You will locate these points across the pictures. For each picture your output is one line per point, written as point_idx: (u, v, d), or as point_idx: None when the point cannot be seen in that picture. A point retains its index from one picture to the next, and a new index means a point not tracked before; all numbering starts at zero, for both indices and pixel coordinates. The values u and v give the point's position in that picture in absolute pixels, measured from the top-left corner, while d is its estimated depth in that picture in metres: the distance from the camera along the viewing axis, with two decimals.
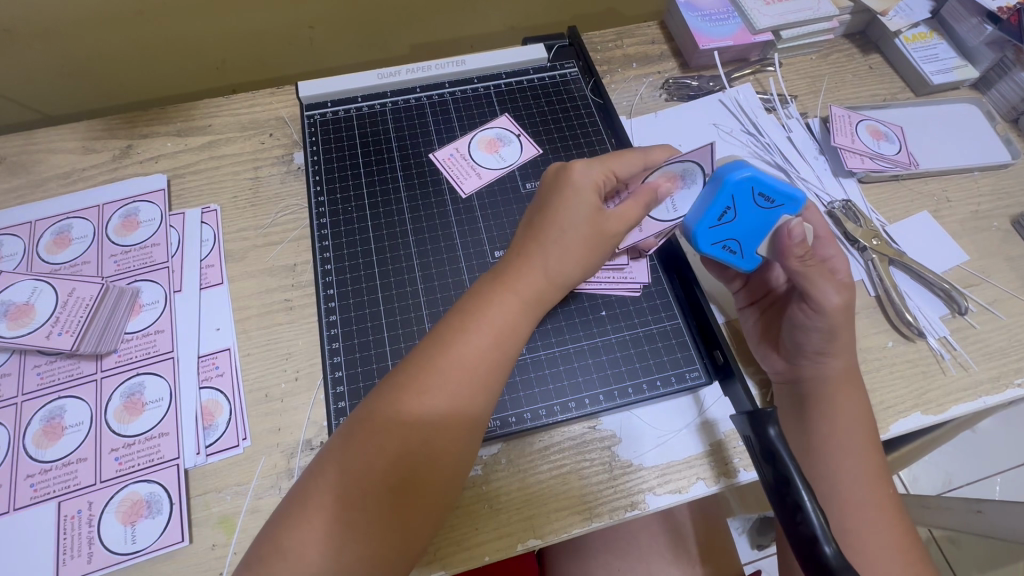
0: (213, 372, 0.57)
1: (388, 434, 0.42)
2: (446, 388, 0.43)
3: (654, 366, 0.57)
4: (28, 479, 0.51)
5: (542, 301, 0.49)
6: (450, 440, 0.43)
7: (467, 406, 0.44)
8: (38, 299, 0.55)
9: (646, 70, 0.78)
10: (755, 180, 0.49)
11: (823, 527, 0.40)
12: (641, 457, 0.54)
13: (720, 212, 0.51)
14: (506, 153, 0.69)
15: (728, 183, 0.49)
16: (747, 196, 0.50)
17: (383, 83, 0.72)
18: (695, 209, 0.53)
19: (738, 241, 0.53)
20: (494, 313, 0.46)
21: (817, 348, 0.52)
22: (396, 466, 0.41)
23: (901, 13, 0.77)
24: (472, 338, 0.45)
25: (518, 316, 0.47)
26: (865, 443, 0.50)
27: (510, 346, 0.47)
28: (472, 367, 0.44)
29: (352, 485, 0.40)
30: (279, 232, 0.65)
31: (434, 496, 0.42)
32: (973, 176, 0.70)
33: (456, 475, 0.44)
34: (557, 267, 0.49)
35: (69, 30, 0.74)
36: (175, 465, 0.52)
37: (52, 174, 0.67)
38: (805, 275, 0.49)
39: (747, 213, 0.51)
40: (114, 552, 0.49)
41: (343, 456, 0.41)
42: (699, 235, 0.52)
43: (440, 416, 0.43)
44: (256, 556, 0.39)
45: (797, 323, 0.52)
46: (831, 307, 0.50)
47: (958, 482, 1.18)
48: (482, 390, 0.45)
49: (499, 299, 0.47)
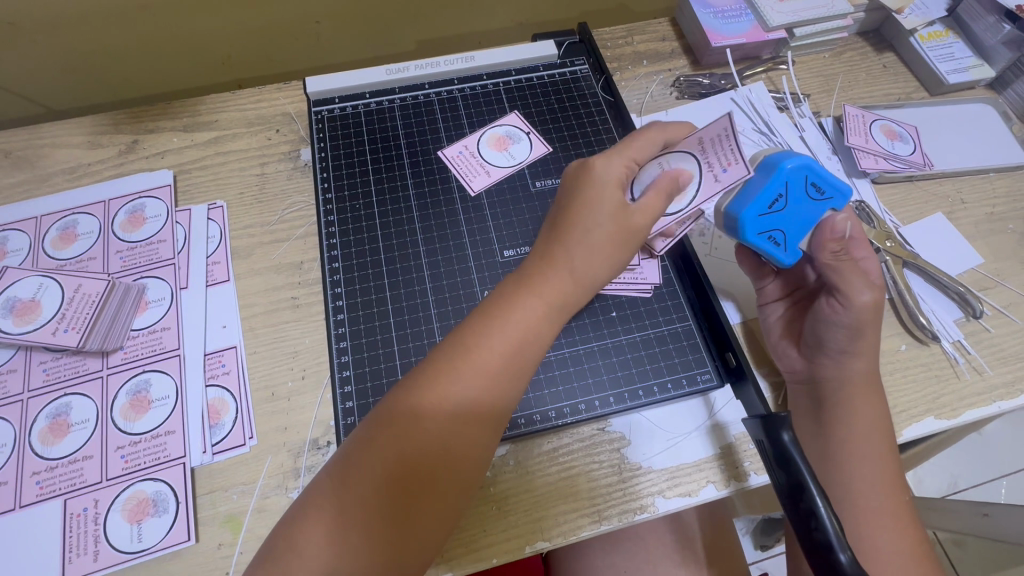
0: (219, 370, 0.56)
1: (406, 435, 0.41)
2: (464, 391, 0.43)
3: (666, 368, 0.57)
4: (34, 476, 0.51)
5: (564, 302, 0.48)
6: (469, 447, 0.43)
7: (485, 411, 0.43)
8: (43, 295, 0.55)
9: (657, 67, 0.77)
10: (811, 167, 0.48)
11: (838, 534, 0.39)
12: (651, 459, 0.53)
13: (772, 198, 0.49)
14: (515, 151, 0.68)
15: (785, 168, 0.48)
16: (800, 184, 0.49)
17: (392, 79, 0.71)
18: (741, 197, 0.50)
19: (785, 233, 0.50)
20: (516, 313, 0.46)
21: (843, 348, 0.51)
22: (412, 470, 0.41)
23: (917, 11, 0.76)
24: (491, 339, 0.45)
25: (539, 318, 0.47)
26: (879, 448, 0.50)
27: (529, 349, 0.46)
28: (491, 370, 0.44)
29: (366, 484, 0.40)
30: (285, 229, 0.64)
31: (450, 501, 0.42)
32: (989, 177, 0.69)
33: (472, 481, 0.43)
34: (581, 266, 0.48)
35: (74, 22, 0.74)
36: (181, 463, 0.52)
37: (57, 169, 0.67)
38: (838, 268, 0.50)
39: (796, 203, 0.49)
40: (120, 551, 0.48)
41: (358, 455, 0.41)
42: (748, 221, 0.49)
43: (457, 420, 0.43)
44: (267, 556, 0.39)
45: (823, 318, 0.52)
46: (861, 304, 0.50)
47: (964, 484, 1.17)
48: (501, 395, 0.44)
49: (520, 301, 0.46)
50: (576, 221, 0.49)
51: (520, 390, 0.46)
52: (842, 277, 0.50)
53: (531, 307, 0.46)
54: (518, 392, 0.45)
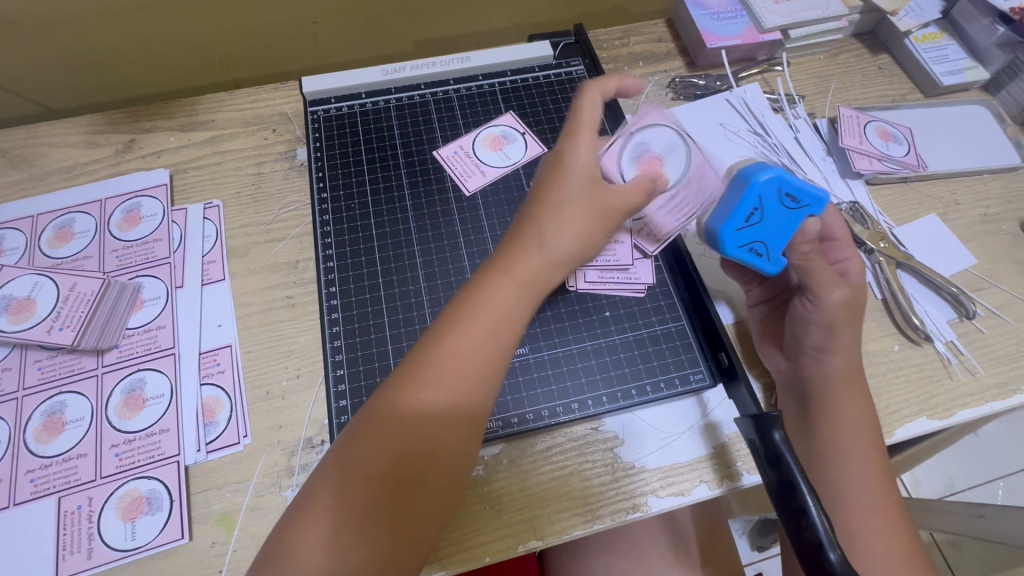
0: (214, 369, 0.57)
1: (391, 434, 0.41)
2: (443, 383, 0.43)
3: (659, 367, 0.57)
4: (29, 474, 0.51)
5: (539, 283, 0.48)
6: (452, 438, 0.43)
7: (467, 403, 0.44)
8: (39, 293, 0.55)
9: (653, 68, 0.77)
10: (781, 179, 0.49)
11: (828, 532, 0.39)
12: (644, 458, 0.54)
13: (747, 213, 0.50)
14: (511, 151, 0.69)
15: (757, 181, 0.49)
16: (774, 196, 0.50)
17: (387, 79, 0.72)
18: (719, 213, 0.52)
19: (766, 244, 0.51)
20: (491, 300, 0.46)
21: (817, 345, 0.52)
22: (397, 466, 0.41)
23: (911, 13, 0.76)
24: (469, 330, 0.45)
25: (515, 303, 0.47)
26: (870, 449, 0.50)
27: (507, 334, 0.46)
28: (469, 359, 0.44)
29: (354, 485, 0.40)
30: (282, 228, 0.65)
31: (437, 497, 0.42)
32: (983, 178, 0.70)
33: (459, 473, 0.43)
34: (553, 245, 0.48)
35: (70, 21, 0.74)
36: (176, 461, 0.52)
37: (54, 167, 0.67)
38: (804, 265, 0.52)
39: (773, 214, 0.50)
40: (114, 549, 0.48)
41: (346, 457, 0.41)
42: (726, 236, 0.51)
43: (440, 413, 0.43)
44: (264, 559, 0.39)
45: (796, 317, 0.53)
46: (830, 301, 0.51)
47: (961, 486, 1.18)
48: (480, 383, 0.44)
49: (493, 285, 0.47)
50: (550, 211, 0.49)
51: (500, 375, 0.46)
52: (811, 276, 0.51)
53: (504, 288, 0.46)
54: (498, 378, 0.46)
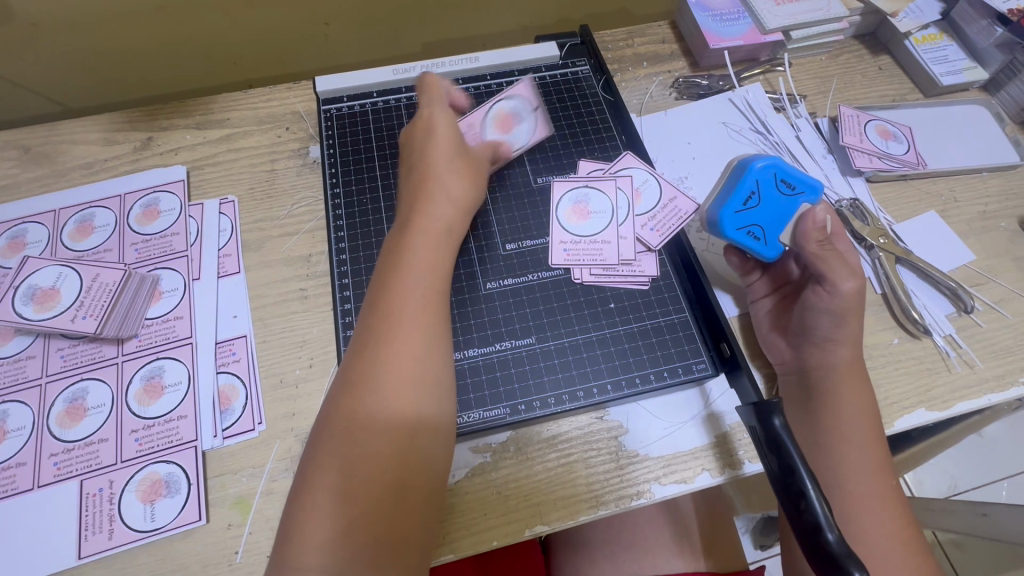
0: (230, 358, 0.58)
1: (359, 389, 0.45)
2: (399, 337, 0.47)
3: (662, 357, 0.58)
4: (52, 457, 0.53)
5: (448, 231, 0.55)
6: (415, 387, 0.46)
7: (425, 351, 0.47)
8: (63, 283, 0.57)
9: (657, 68, 0.79)
10: (777, 167, 0.56)
11: (826, 514, 0.41)
12: (648, 446, 0.55)
13: (745, 196, 0.56)
14: (517, 131, 0.69)
15: (752, 169, 0.56)
16: (770, 181, 0.56)
17: (398, 78, 0.74)
18: (720, 200, 0.58)
19: (762, 227, 0.56)
20: (414, 250, 0.52)
21: (827, 335, 0.53)
22: (371, 420, 0.44)
23: (912, 14, 0.77)
24: (404, 281, 0.50)
25: (436, 249, 0.53)
26: (867, 436, 0.51)
27: (437, 280, 0.51)
28: (413, 307, 0.49)
29: (341, 447, 0.43)
30: (295, 223, 0.66)
31: (422, 448, 0.45)
32: (982, 177, 0.71)
33: (435, 422, 0.46)
34: (450, 193, 0.56)
35: (91, 22, 0.76)
36: (193, 446, 0.54)
37: (74, 164, 0.69)
38: (820, 256, 0.53)
39: (770, 199, 0.56)
40: (134, 530, 0.50)
41: (327, 420, 0.45)
42: (725, 217, 0.57)
43: (400, 360, 0.46)
44: (281, 543, 0.41)
45: (808, 307, 0.54)
46: (845, 292, 0.52)
47: (964, 486, 1.18)
48: (427, 327, 0.48)
49: (416, 240, 0.52)
50: (436, 175, 0.57)
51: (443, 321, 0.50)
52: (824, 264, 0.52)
53: (426, 242, 0.52)
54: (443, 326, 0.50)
